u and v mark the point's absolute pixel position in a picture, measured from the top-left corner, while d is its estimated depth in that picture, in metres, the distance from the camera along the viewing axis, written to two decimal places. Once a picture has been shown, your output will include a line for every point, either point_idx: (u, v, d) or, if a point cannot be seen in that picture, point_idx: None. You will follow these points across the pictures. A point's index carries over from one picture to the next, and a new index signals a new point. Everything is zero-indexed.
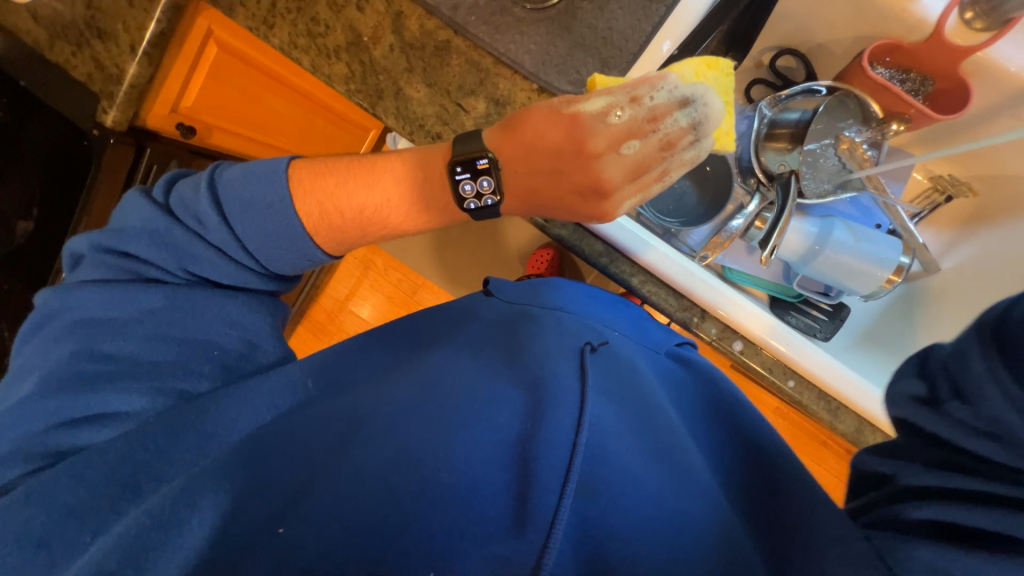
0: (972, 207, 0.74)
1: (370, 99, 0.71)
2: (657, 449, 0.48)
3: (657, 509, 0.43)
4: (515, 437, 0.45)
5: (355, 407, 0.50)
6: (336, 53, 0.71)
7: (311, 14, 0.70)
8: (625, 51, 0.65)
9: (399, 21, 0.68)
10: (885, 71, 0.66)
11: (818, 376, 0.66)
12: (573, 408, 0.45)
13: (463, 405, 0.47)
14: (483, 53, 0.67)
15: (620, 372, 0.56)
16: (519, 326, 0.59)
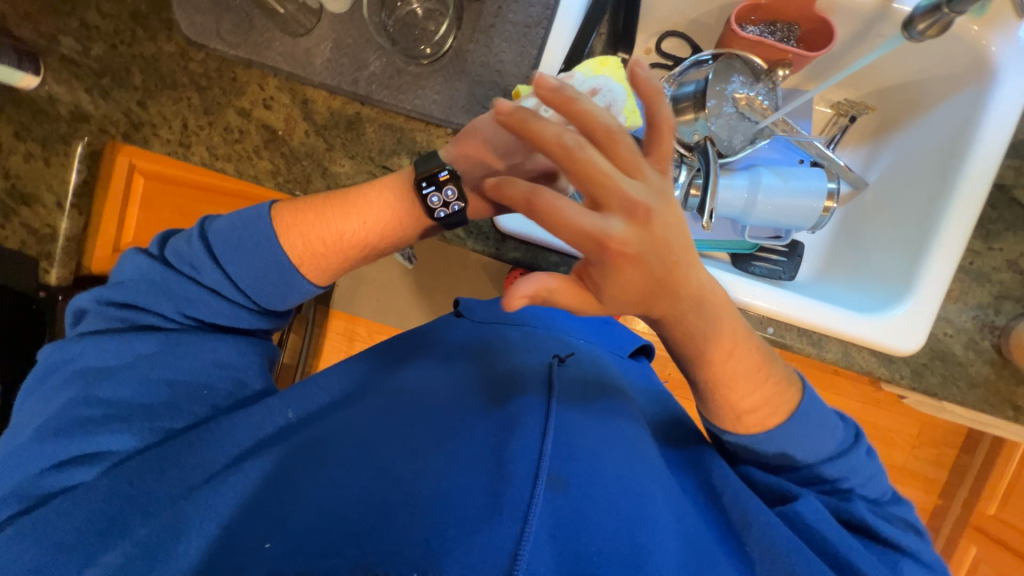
0: (876, 120, 0.80)
1: (302, 186, 0.74)
2: (625, 433, 0.54)
3: (616, 481, 0.48)
4: (499, 445, 0.48)
5: (334, 438, 0.51)
6: (257, 151, 0.73)
7: (223, 123, 0.73)
8: (519, 75, 0.69)
9: (307, 107, 0.72)
10: (756, 28, 0.72)
11: (790, 315, 0.68)
12: (538, 417, 0.51)
13: (442, 426, 0.51)
14: (394, 113, 0.71)
15: (592, 377, 0.60)
16: (490, 343, 0.63)
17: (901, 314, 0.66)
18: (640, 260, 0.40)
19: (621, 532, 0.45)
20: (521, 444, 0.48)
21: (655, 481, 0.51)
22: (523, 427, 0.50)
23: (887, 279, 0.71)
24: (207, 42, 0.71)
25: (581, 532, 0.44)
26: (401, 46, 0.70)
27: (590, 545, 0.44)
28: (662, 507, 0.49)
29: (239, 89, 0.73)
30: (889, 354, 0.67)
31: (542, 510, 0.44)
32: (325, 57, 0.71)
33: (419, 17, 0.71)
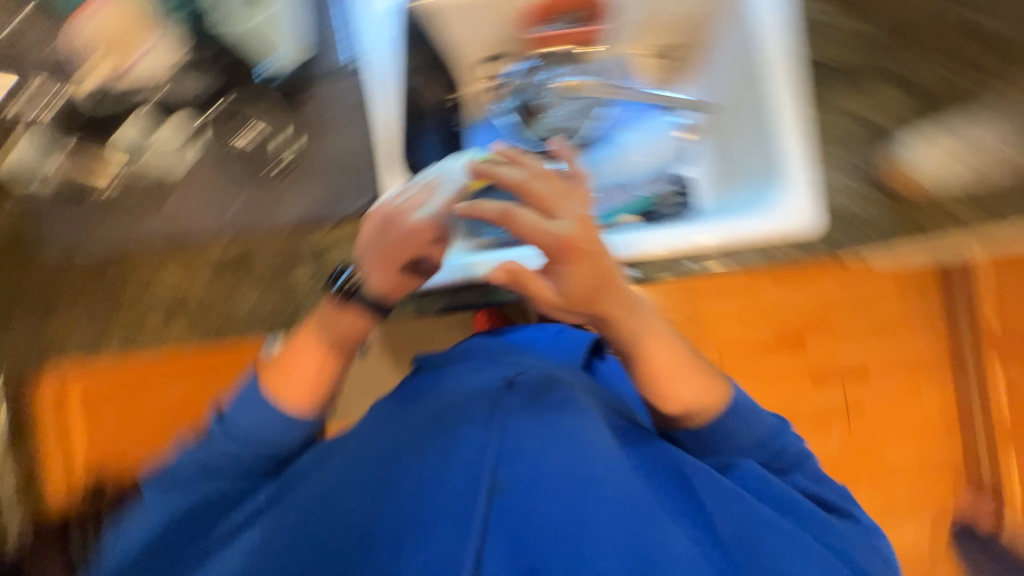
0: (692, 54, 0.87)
1: (222, 333, 0.71)
2: (563, 429, 0.58)
3: (558, 474, 0.54)
4: (484, 464, 0.55)
5: (309, 517, 0.55)
6: (161, 329, 0.71)
7: (120, 307, 0.70)
8: (358, 155, 0.76)
9: (195, 260, 0.71)
10: (551, 27, 0.84)
11: (700, 245, 0.70)
12: (483, 432, 0.58)
13: (406, 470, 0.56)
14: (280, 233, 0.74)
15: (544, 386, 0.64)
16: (433, 391, 0.68)
17: (797, 210, 0.70)
18: (592, 255, 0.52)
19: (566, 534, 0.51)
20: (507, 460, 0.55)
21: (613, 466, 0.56)
22: (515, 436, 0.57)
23: (764, 176, 0.76)
24: (78, 238, 0.70)
25: (534, 548, 0.51)
26: (263, 171, 0.73)
27: (549, 563, 0.50)
28: (622, 494, 0.54)
29: (119, 280, 0.71)
30: (805, 242, 0.70)
31: (502, 530, 0.52)
32: (189, 210, 0.71)
33: (248, 149, 0.73)
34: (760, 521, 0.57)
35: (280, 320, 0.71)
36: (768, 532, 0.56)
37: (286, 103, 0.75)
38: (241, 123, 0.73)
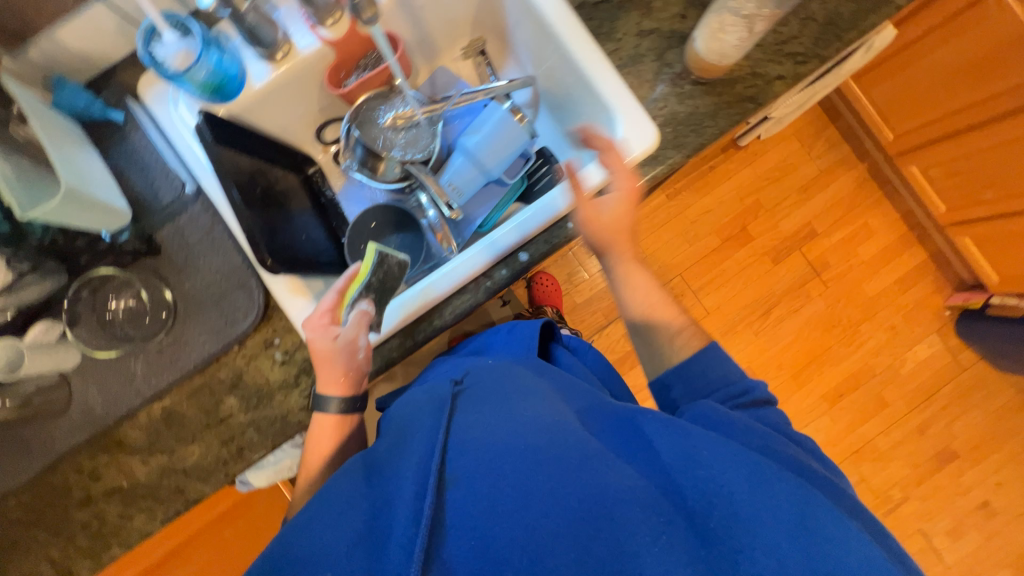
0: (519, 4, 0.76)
1: (183, 500, 0.70)
2: (521, 427, 0.52)
3: (513, 493, 0.46)
4: (435, 462, 0.49)
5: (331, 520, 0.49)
6: (124, 518, 0.69)
7: (80, 519, 0.69)
8: (229, 262, 0.70)
9: (126, 443, 0.70)
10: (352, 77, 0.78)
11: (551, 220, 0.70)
12: (423, 443, 0.52)
13: (376, 486, 0.51)
14: (191, 380, 0.70)
15: (492, 385, 0.60)
16: (383, 442, 0.57)
17: (628, 141, 0.70)
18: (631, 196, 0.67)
19: (586, 505, 0.45)
20: (462, 447, 0.51)
21: (609, 483, 0.47)
22: (471, 432, 0.52)
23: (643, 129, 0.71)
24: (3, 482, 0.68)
25: (497, 538, 0.44)
26: (144, 336, 0.69)
27: (504, 539, 0.44)
28: (623, 506, 0.46)
29: (64, 492, 0.69)
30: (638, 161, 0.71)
31: (459, 525, 0.46)
32: (101, 400, 0.68)
33: (126, 311, 0.68)
34: (761, 480, 0.46)
35: (277, 433, 0.70)
36: (731, 475, 0.47)
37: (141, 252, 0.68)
38: (104, 295, 0.68)
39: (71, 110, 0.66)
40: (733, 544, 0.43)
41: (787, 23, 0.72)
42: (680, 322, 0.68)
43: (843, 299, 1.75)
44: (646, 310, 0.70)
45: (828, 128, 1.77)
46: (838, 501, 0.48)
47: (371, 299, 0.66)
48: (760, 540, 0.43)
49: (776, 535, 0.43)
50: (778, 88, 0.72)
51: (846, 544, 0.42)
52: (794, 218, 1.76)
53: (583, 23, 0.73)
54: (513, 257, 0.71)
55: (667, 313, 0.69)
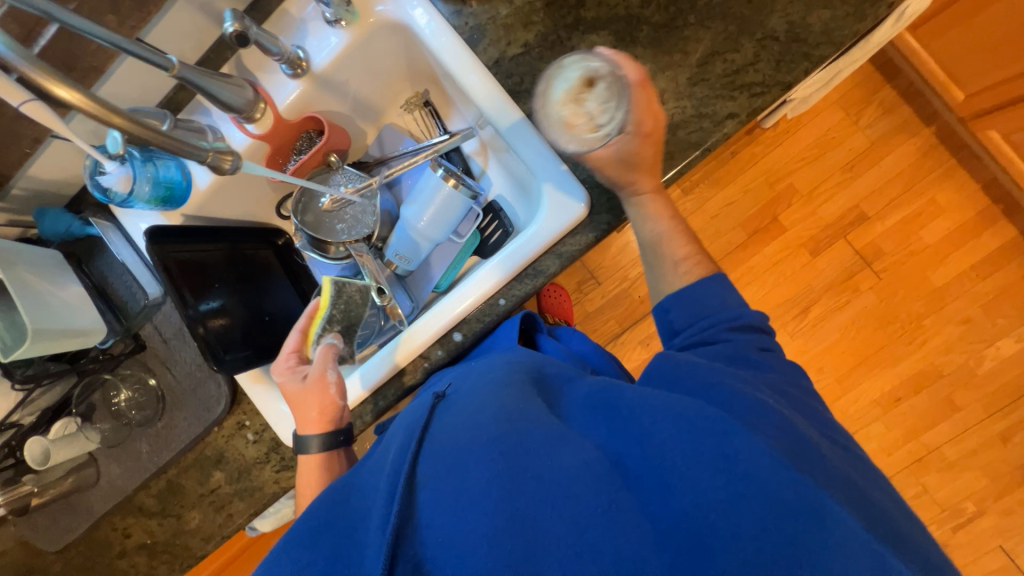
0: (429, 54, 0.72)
1: (192, 554, 0.82)
2: (497, 422, 0.52)
3: (486, 482, 0.47)
4: (407, 467, 0.51)
5: (341, 518, 0.51)
6: (152, 568, 0.83)
7: (121, 569, 0.84)
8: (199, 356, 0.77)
9: (145, 509, 0.82)
10: (292, 161, 0.78)
11: (490, 289, 0.70)
12: (405, 451, 0.53)
13: (369, 491, 0.53)
14: (184, 456, 0.80)
15: (468, 392, 0.61)
16: (389, 444, 0.59)
17: (554, 219, 0.66)
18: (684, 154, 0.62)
19: (558, 496, 0.45)
20: (433, 449, 0.53)
21: (561, 464, 0.47)
22: (443, 434, 0.54)
23: (574, 191, 0.66)
24: (57, 542, 0.83)
25: (462, 531, 0.45)
26: (141, 423, 0.79)
27: (467, 531, 0.45)
28: (574, 483, 0.46)
29: (108, 546, 0.84)
30: (569, 233, 0.67)
31: (429, 522, 0.47)
32: (119, 474, 0.81)
33: (124, 403, 0.79)
34: (712, 443, 0.44)
35: (257, 502, 0.78)
36: (678, 440, 0.46)
37: (126, 353, 0.77)
38: (106, 390, 0.78)
39: (56, 234, 0.76)
40: (682, 499, 0.43)
41: (741, 48, 0.61)
42: (687, 251, 0.64)
43: (902, 290, 1.51)
44: (661, 234, 0.65)
45: (882, 89, 1.48)
46: (798, 448, 0.45)
47: (336, 332, 0.74)
48: (707, 496, 0.43)
49: (723, 497, 0.42)
50: (729, 129, 0.62)
51: (791, 486, 0.41)
52: (838, 201, 1.52)
53: (501, 83, 0.66)
54: (447, 338, 0.73)
55: (675, 243, 0.65)
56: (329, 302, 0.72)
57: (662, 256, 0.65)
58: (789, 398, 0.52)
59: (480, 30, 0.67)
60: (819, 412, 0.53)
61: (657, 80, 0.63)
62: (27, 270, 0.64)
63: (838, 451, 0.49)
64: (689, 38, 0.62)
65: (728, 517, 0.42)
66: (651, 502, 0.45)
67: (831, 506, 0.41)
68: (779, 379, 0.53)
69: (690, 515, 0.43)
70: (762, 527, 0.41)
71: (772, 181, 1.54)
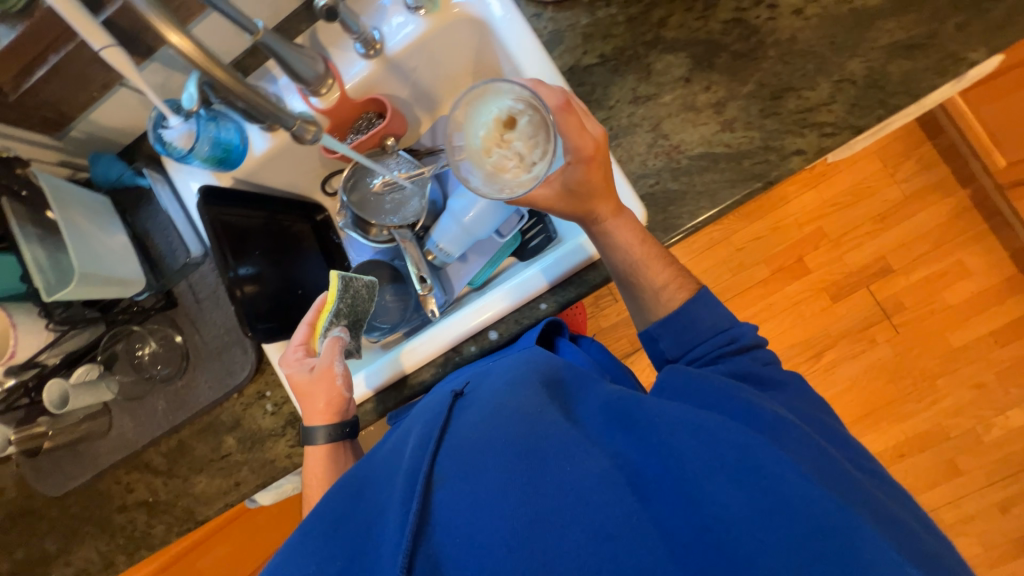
0: (501, 52, 0.72)
1: (191, 519, 0.81)
2: (515, 423, 0.50)
3: (504, 483, 0.45)
4: (425, 465, 0.49)
5: (355, 516, 0.49)
6: (149, 528, 0.82)
7: (119, 525, 0.83)
8: (231, 317, 0.77)
9: (151, 467, 0.82)
10: (350, 137, 0.78)
11: (484, 322, 0.72)
12: (421, 453, 0.51)
13: (381, 489, 0.51)
14: (199, 418, 0.80)
15: (485, 393, 0.59)
16: (405, 436, 0.57)
17: (536, 279, 0.71)
18: (745, 185, 0.63)
19: (577, 502, 0.43)
20: (451, 449, 0.50)
21: (581, 470, 0.45)
22: (462, 433, 0.52)
23: (569, 249, 0.71)
24: (58, 490, 0.82)
25: (480, 530, 0.44)
26: (161, 380, 0.78)
27: (485, 531, 0.43)
28: (596, 490, 0.44)
29: (108, 498, 0.83)
30: (550, 292, 0.71)
31: (445, 522, 0.45)
32: (131, 427, 0.80)
33: (148, 357, 0.78)
34: (735, 455, 0.44)
35: (267, 473, 0.78)
36: (700, 451, 0.44)
37: (156, 308, 0.76)
38: (132, 342, 0.78)
39: (106, 180, 0.76)
40: (706, 510, 0.42)
41: (817, 87, 0.61)
42: (664, 277, 0.62)
43: (918, 347, 1.51)
44: (634, 263, 0.62)
45: (922, 146, 1.49)
46: (822, 464, 0.45)
47: (343, 325, 0.73)
48: (732, 508, 0.41)
49: (750, 510, 0.41)
50: (795, 164, 0.62)
51: (822, 503, 0.40)
52: (865, 250, 1.52)
53: (572, 90, 0.67)
54: (482, 335, 0.74)
55: (651, 270, 0.62)
56: (335, 298, 0.69)
57: (641, 283, 0.63)
58: (806, 417, 0.53)
59: (558, 36, 0.68)
60: (841, 436, 0.53)
61: (728, 108, 0.63)
62: (80, 213, 0.65)
63: (872, 481, 0.49)
64: (766, 71, 0.63)
65: (755, 530, 0.40)
66: (674, 511, 0.43)
67: (863, 524, 0.40)
68: (794, 400, 0.54)
69: (715, 525, 0.41)
70: (795, 543, 0.39)
71: (802, 222, 1.54)
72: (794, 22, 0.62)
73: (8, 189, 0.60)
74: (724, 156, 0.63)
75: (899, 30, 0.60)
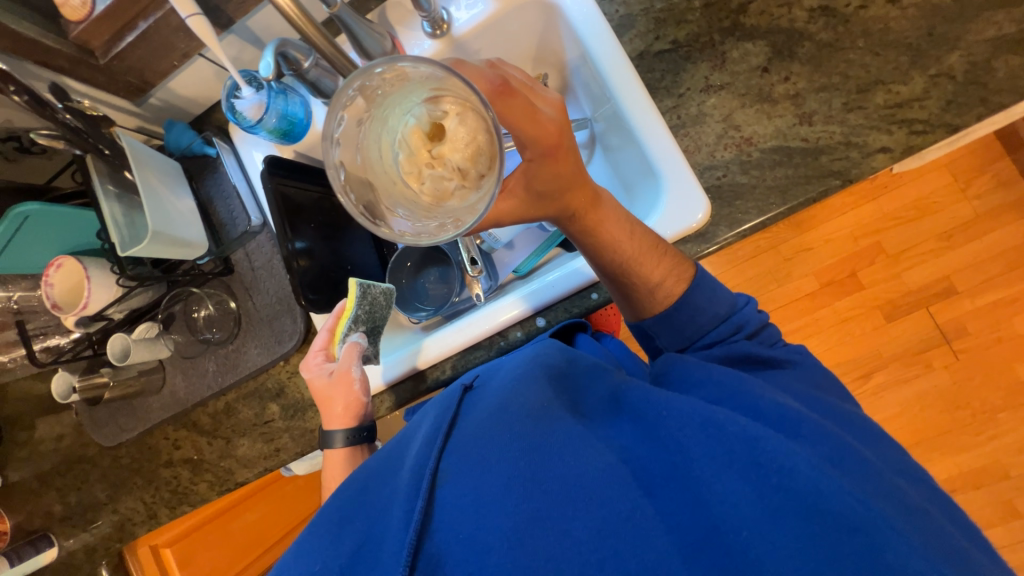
0: (568, 34, 0.71)
1: (233, 481, 0.83)
2: (527, 418, 0.46)
3: (514, 479, 0.41)
4: (430, 461, 0.45)
5: (364, 506, 0.46)
6: (192, 485, 0.85)
7: (164, 480, 0.87)
8: (284, 286, 0.79)
9: (198, 427, 0.85)
10: None
11: (491, 327, 0.73)
12: (427, 448, 0.47)
13: (387, 483, 0.47)
14: (247, 382, 0.82)
15: (495, 387, 0.54)
16: (415, 428, 0.54)
17: (531, 296, 0.72)
18: (821, 181, 0.60)
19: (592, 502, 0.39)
20: (458, 446, 0.46)
21: (599, 469, 0.41)
22: (469, 430, 0.48)
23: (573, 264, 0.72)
24: (113, 439, 0.86)
25: (483, 526, 0.39)
26: (214, 342, 0.81)
27: (488, 526, 0.39)
28: (599, 485, 0.40)
29: (156, 452, 0.87)
30: (545, 308, 0.72)
31: (446, 520, 0.41)
32: (182, 386, 0.83)
33: (204, 319, 0.82)
34: (745, 450, 0.40)
35: (306, 443, 0.80)
36: (707, 446, 0.41)
37: (214, 273, 0.79)
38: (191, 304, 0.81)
39: (178, 147, 0.79)
40: (716, 512, 0.38)
41: (909, 81, 0.58)
42: (660, 273, 0.59)
43: (979, 375, 1.41)
44: (624, 265, 0.59)
45: (1000, 161, 1.39)
46: (848, 463, 0.40)
47: (361, 331, 0.71)
48: (742, 506, 0.38)
49: (763, 507, 0.37)
50: (878, 163, 0.58)
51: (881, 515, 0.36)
52: (927, 268, 1.43)
53: (641, 76, 0.65)
54: (529, 321, 0.74)
55: (645, 266, 0.59)
56: (354, 305, 0.68)
57: (637, 282, 0.59)
58: (813, 402, 0.49)
59: (629, 20, 0.67)
60: (874, 427, 0.49)
61: (808, 100, 0.60)
62: (154, 174, 0.67)
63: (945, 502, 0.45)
64: (854, 62, 0.59)
65: (765, 529, 0.36)
66: (681, 509, 0.39)
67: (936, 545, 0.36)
68: (798, 383, 0.52)
69: (722, 525, 0.37)
70: (820, 550, 0.35)
71: (860, 235, 1.46)
72: (889, 11, 0.59)
73: (94, 147, 0.63)
74: (801, 149, 0.60)
75: (1009, 22, 0.56)
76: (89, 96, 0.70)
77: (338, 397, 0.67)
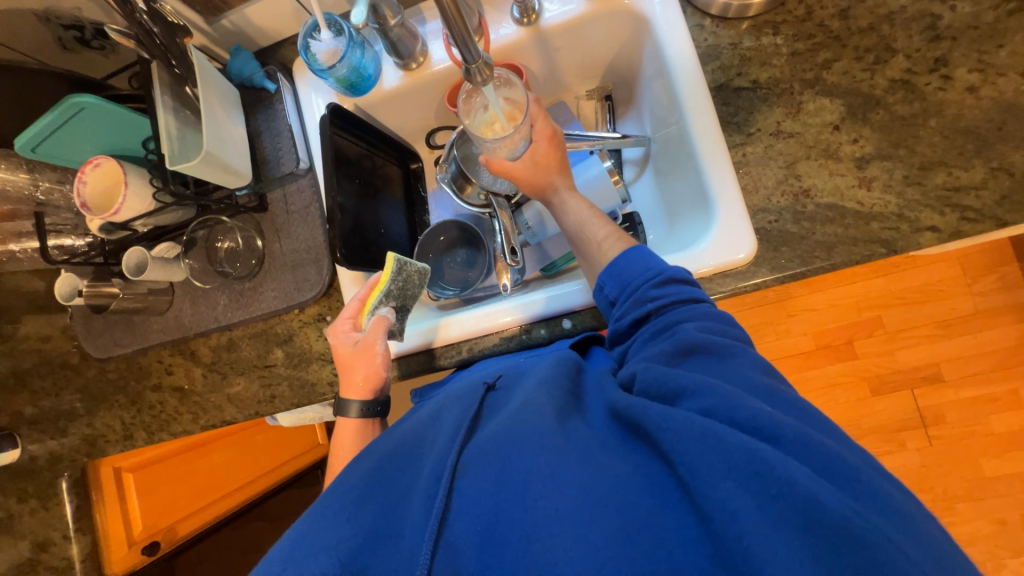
0: (651, 48, 0.72)
1: (218, 419, 0.82)
2: (541, 419, 0.47)
3: (525, 478, 0.43)
4: (451, 455, 0.47)
5: (384, 484, 0.47)
6: (176, 414, 0.83)
7: (147, 403, 0.85)
8: (314, 234, 0.78)
9: (195, 357, 0.83)
10: None
11: (521, 320, 0.73)
12: (448, 442, 0.49)
13: (409, 468, 0.49)
14: (255, 322, 0.81)
15: (517, 390, 0.55)
16: (435, 416, 0.55)
17: (563, 297, 0.73)
18: (870, 245, 0.61)
19: (597, 506, 0.40)
20: (476, 441, 0.48)
21: (607, 476, 0.41)
22: (490, 428, 0.49)
23: None
24: (106, 351, 0.84)
25: (503, 519, 0.41)
26: (232, 276, 0.79)
27: (506, 521, 0.41)
28: (612, 492, 0.40)
29: (146, 373, 0.85)
30: (575, 312, 0.73)
31: (465, 510, 0.43)
32: (189, 313, 0.81)
33: (227, 250, 0.80)
34: (743, 460, 0.37)
35: (304, 395, 0.78)
36: (706, 457, 0.38)
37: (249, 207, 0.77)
38: (217, 233, 0.80)
39: (238, 76, 0.77)
40: (713, 519, 0.36)
41: (970, 168, 0.60)
42: (610, 230, 0.64)
43: (947, 464, 1.45)
44: (584, 220, 0.67)
45: (1008, 264, 1.44)
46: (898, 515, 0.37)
47: (391, 307, 0.70)
48: (744, 523, 0.35)
49: (772, 528, 0.34)
50: (926, 240, 0.59)
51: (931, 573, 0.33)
52: (919, 351, 1.47)
53: (716, 108, 0.66)
54: (556, 321, 0.73)
55: (598, 225, 0.65)
56: (389, 277, 0.68)
57: (591, 238, 0.65)
58: (803, 415, 0.42)
59: (715, 51, 0.68)
60: None
61: (871, 166, 0.62)
62: (214, 96, 0.66)
63: None
64: (922, 139, 0.61)
65: (774, 543, 0.34)
66: (692, 522, 0.38)
67: None
68: None
69: (727, 542, 0.35)
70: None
71: (865, 306, 1.50)
72: (965, 98, 0.61)
73: (162, 56, 0.62)
74: (858, 211, 0.62)
75: None
76: (168, 1, 0.69)
77: (359, 368, 0.66)
